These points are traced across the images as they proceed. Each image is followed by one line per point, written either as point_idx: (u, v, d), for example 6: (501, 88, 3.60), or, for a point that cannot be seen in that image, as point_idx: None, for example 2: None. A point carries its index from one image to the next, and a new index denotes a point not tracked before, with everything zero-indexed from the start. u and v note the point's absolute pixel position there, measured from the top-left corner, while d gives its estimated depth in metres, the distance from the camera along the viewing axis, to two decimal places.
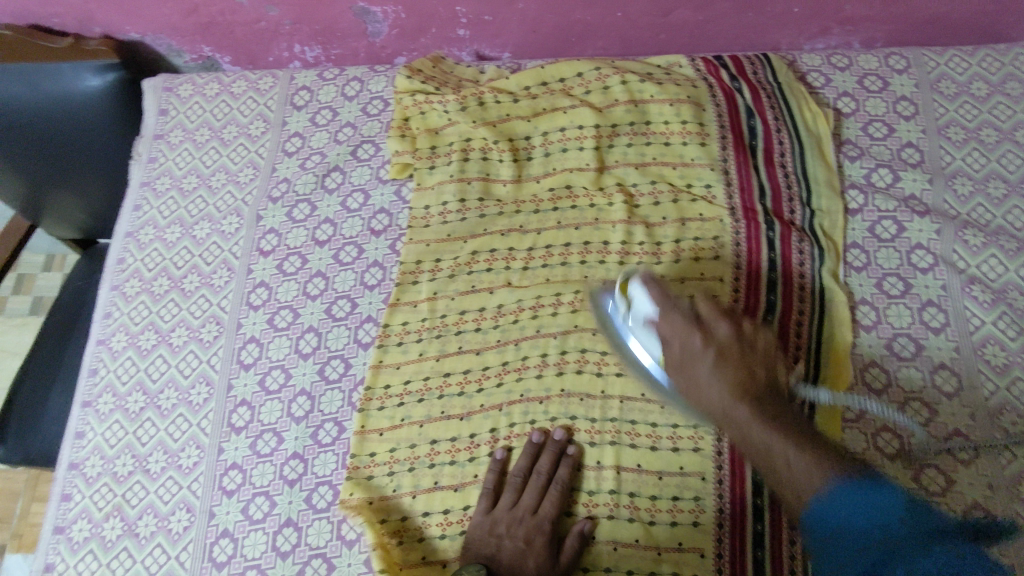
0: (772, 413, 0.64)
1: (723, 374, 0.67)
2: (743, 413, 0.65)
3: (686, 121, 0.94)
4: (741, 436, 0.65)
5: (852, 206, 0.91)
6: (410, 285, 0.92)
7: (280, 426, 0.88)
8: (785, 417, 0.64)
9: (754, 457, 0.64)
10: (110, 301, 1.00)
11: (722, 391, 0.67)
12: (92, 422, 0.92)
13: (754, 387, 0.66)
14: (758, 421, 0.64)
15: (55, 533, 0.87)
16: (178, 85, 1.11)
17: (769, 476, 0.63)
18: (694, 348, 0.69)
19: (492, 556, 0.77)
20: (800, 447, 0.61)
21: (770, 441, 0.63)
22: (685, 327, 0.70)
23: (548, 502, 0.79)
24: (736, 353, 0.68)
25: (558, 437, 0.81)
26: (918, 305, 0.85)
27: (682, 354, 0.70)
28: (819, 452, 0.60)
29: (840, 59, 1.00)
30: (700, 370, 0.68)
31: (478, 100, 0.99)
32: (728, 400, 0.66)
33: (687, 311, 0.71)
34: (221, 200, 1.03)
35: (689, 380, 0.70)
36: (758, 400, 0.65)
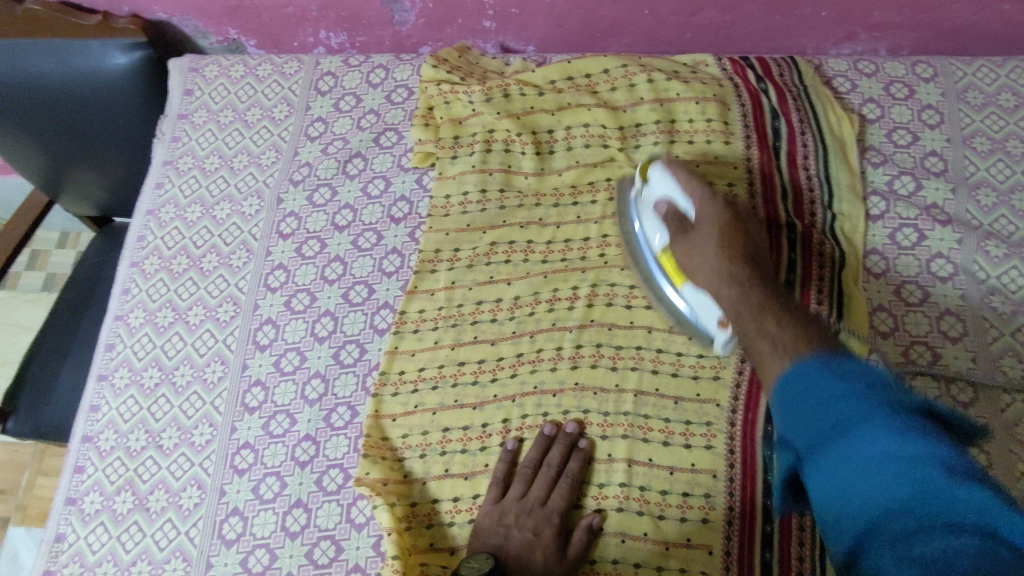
0: (764, 282, 0.72)
1: (724, 246, 0.75)
2: (742, 283, 0.72)
3: (711, 120, 0.93)
4: (736, 304, 0.71)
5: (874, 212, 0.91)
6: (428, 273, 0.92)
7: (294, 408, 0.89)
8: (775, 290, 0.71)
9: (741, 328, 0.70)
10: (129, 277, 1.00)
11: (719, 259, 0.74)
12: (107, 396, 0.93)
13: (747, 259, 0.74)
14: (756, 295, 0.70)
15: (66, 504, 0.88)
16: (204, 66, 1.11)
17: (751, 342, 0.68)
18: (709, 220, 0.77)
19: (501, 546, 0.77)
20: (784, 315, 0.67)
21: (757, 303, 0.69)
22: (703, 204, 0.78)
23: (558, 494, 0.79)
24: (739, 232, 0.76)
25: (570, 430, 0.82)
26: (936, 313, 0.85)
27: (701, 228, 0.77)
28: (805, 325, 0.66)
29: (867, 65, 1.00)
30: (708, 241, 0.76)
31: (504, 92, 0.99)
32: (728, 270, 0.73)
33: (714, 193, 0.78)
34: (242, 181, 1.04)
35: (696, 252, 0.76)
36: (760, 279, 0.72)
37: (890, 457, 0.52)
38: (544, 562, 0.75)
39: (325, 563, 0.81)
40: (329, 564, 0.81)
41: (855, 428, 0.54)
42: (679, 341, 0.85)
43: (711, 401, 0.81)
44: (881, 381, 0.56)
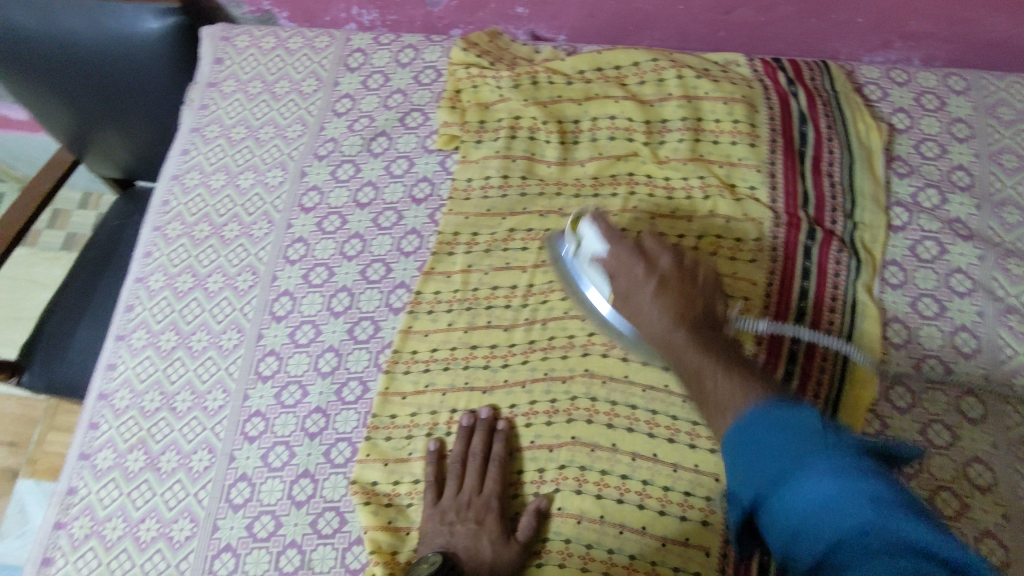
0: (695, 329, 0.71)
1: (659, 298, 0.73)
2: (677, 325, 0.71)
3: (738, 121, 0.93)
4: (676, 359, 0.70)
5: (896, 223, 0.90)
6: (445, 256, 0.93)
7: (306, 379, 0.90)
8: (710, 334, 0.70)
9: (686, 377, 0.69)
10: (151, 241, 1.02)
11: (656, 318, 0.72)
12: (124, 355, 0.95)
13: (684, 306, 0.72)
14: (693, 341, 0.69)
15: (80, 458, 0.90)
16: (236, 36, 1.12)
17: (701, 402, 0.67)
18: (641, 282, 0.75)
19: (448, 544, 0.78)
20: (723, 365, 0.66)
21: (694, 351, 0.68)
22: (633, 262, 0.76)
23: (492, 478, 0.81)
24: (676, 287, 0.74)
25: (484, 416, 0.84)
26: (951, 328, 0.85)
27: (632, 289, 0.75)
28: (749, 381, 0.64)
29: (900, 74, 0.99)
30: (643, 299, 0.74)
31: (532, 79, 0.99)
32: (659, 328, 0.72)
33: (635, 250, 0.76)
34: (267, 152, 1.04)
35: (636, 313, 0.75)
36: (692, 324, 0.71)
37: (839, 492, 0.52)
38: (493, 548, 0.77)
39: (329, 534, 0.82)
40: (333, 535, 0.82)
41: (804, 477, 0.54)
42: None
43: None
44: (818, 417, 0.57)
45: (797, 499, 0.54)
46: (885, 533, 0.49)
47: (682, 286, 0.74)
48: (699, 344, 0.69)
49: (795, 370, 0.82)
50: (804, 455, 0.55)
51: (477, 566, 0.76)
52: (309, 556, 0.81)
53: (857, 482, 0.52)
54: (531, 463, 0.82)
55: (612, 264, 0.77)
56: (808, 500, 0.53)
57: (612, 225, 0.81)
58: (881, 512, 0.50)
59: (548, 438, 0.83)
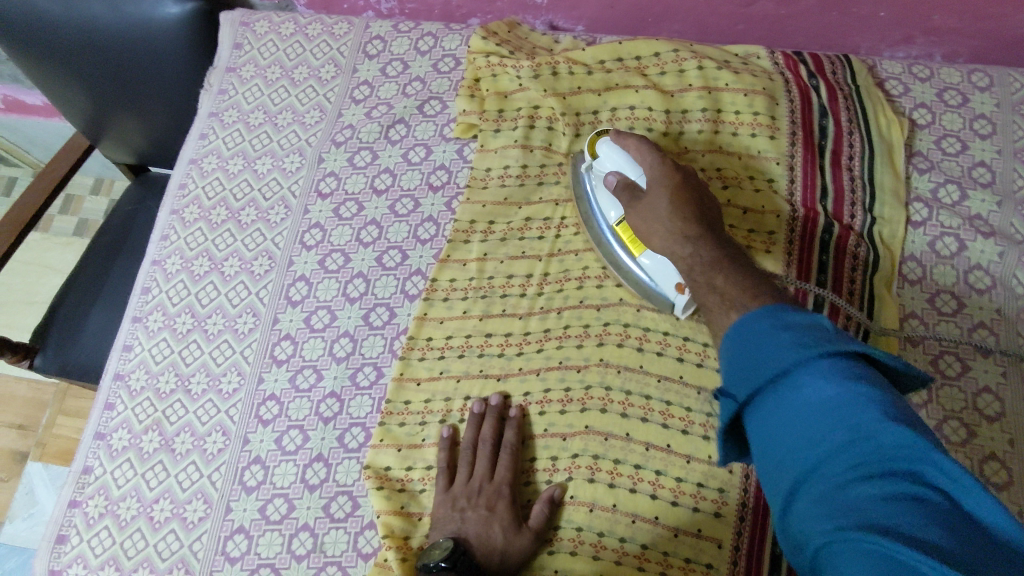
0: (707, 233, 0.72)
1: (677, 201, 0.74)
2: (691, 232, 0.73)
3: (758, 113, 0.92)
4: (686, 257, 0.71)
5: (915, 219, 0.90)
6: (462, 243, 0.93)
7: (321, 364, 0.90)
8: (721, 240, 0.72)
9: (692, 275, 0.70)
10: (168, 224, 1.02)
11: (670, 224, 0.74)
12: (141, 337, 0.95)
13: (699, 217, 0.74)
14: (702, 247, 0.71)
15: (95, 438, 0.91)
16: (255, 21, 1.12)
17: (705, 295, 0.67)
18: (659, 191, 0.76)
19: (458, 530, 0.77)
20: (728, 273, 0.67)
21: (701, 257, 0.70)
22: (653, 173, 0.78)
23: (503, 465, 0.81)
24: (692, 197, 0.75)
25: (495, 403, 0.84)
26: (969, 325, 0.84)
27: (650, 197, 0.77)
28: (753, 280, 0.65)
29: (922, 69, 0.98)
30: (660, 203, 0.75)
31: (552, 70, 0.99)
32: (673, 229, 0.73)
33: (662, 158, 0.79)
34: (285, 138, 1.04)
35: (650, 217, 0.75)
36: (706, 228, 0.73)
37: (838, 401, 0.48)
38: (504, 535, 0.76)
39: (341, 518, 0.82)
40: (345, 520, 0.82)
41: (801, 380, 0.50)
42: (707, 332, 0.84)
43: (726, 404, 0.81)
44: (826, 322, 0.54)
45: (793, 397, 0.50)
46: (879, 450, 0.45)
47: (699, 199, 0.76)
48: (708, 249, 0.71)
49: None
50: (809, 355, 0.51)
51: (488, 553, 0.76)
52: (321, 539, 0.82)
53: (858, 390, 0.48)
54: (544, 452, 0.82)
55: (637, 171, 0.79)
56: (806, 401, 0.49)
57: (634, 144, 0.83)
58: (884, 424, 0.46)
59: (562, 427, 0.82)
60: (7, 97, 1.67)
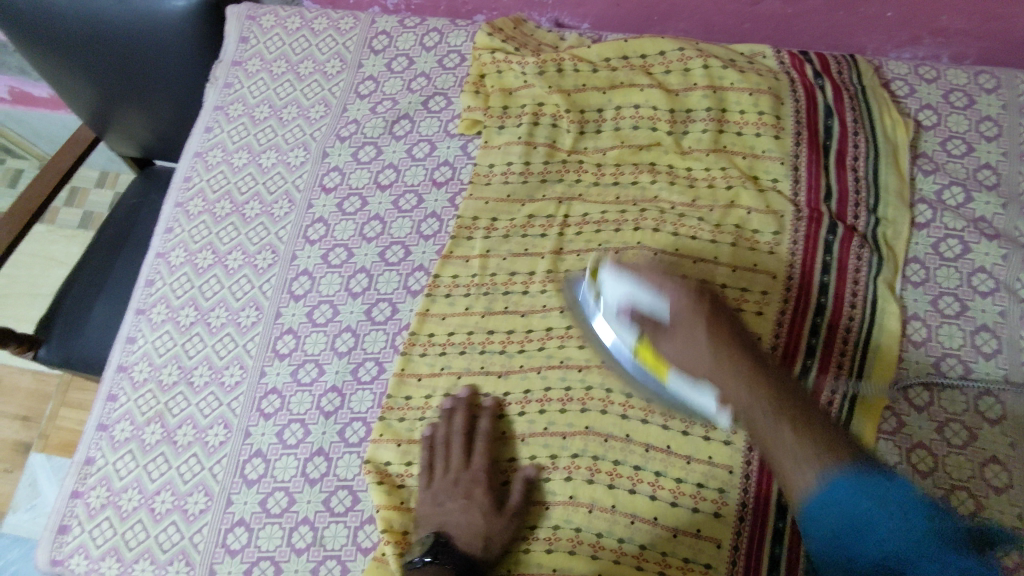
0: (756, 364, 0.67)
1: (715, 324, 0.69)
2: (741, 366, 0.66)
3: (763, 112, 0.92)
4: (740, 397, 0.66)
5: (919, 220, 0.90)
6: (464, 240, 0.93)
7: (323, 358, 0.90)
8: (770, 368, 0.67)
9: (756, 430, 0.66)
10: (173, 217, 1.02)
11: (714, 355, 0.67)
12: (144, 329, 0.95)
13: (740, 345, 0.68)
14: (758, 387, 0.65)
15: (98, 429, 0.91)
16: (261, 15, 1.13)
17: (784, 460, 0.62)
18: (687, 319, 0.70)
19: (441, 522, 0.79)
20: (796, 420, 0.63)
21: (760, 400, 0.65)
22: (672, 296, 0.71)
23: (477, 453, 0.82)
24: (722, 318, 0.70)
25: (462, 394, 0.85)
26: (972, 328, 0.84)
27: (680, 327, 0.70)
28: (821, 428, 0.63)
29: (928, 70, 0.98)
30: (698, 333, 0.68)
31: (557, 67, 0.99)
32: (721, 362, 0.67)
33: (677, 279, 0.73)
34: (290, 132, 1.05)
35: (689, 350, 0.69)
36: (751, 357, 0.67)
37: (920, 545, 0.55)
38: (485, 521, 0.78)
39: (341, 512, 0.83)
40: (345, 514, 0.83)
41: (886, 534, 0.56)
42: None
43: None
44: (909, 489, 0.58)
45: (882, 544, 0.56)
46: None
47: (729, 320, 0.70)
48: (764, 389, 0.65)
49: (812, 365, 0.83)
50: (890, 510, 0.56)
51: (472, 540, 0.78)
52: (321, 533, 0.82)
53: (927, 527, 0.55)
54: (543, 450, 0.82)
55: (655, 298, 0.72)
56: (890, 550, 0.55)
57: (631, 265, 0.77)
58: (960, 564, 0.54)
59: (562, 426, 0.82)
60: (13, 89, 1.67)
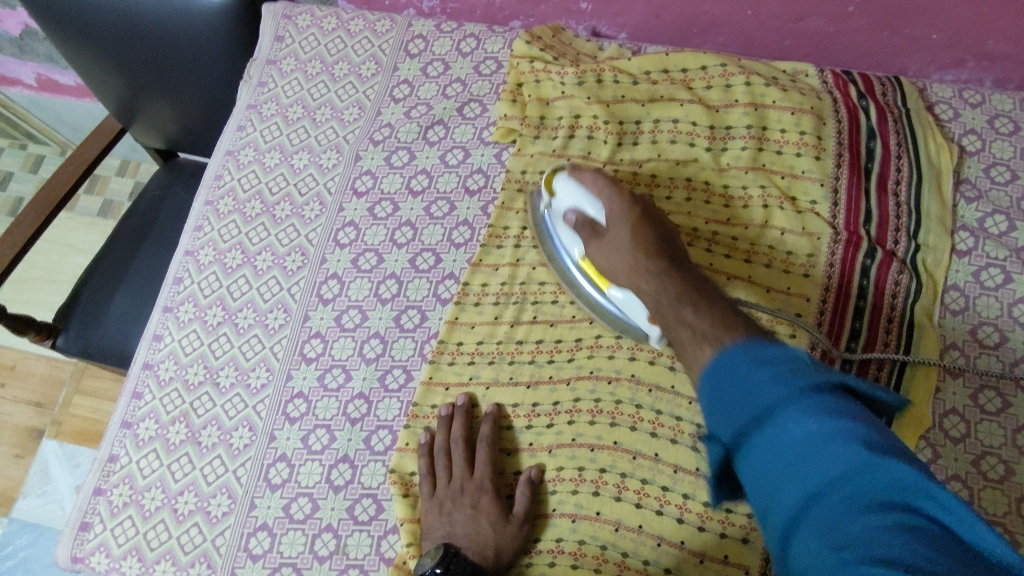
0: (672, 262, 0.70)
1: (636, 234, 0.73)
2: (659, 253, 0.70)
3: (805, 132, 0.91)
4: (649, 282, 0.68)
5: (960, 247, 0.88)
6: (495, 248, 0.92)
7: (350, 364, 0.90)
8: (687, 272, 0.69)
9: (661, 314, 0.66)
10: (202, 215, 1.02)
11: (633, 250, 0.72)
12: (171, 327, 0.95)
13: (663, 249, 0.71)
14: (667, 269, 0.68)
15: (122, 427, 0.91)
16: (298, 15, 1.12)
17: (671, 328, 0.63)
18: (618, 223, 0.75)
19: (449, 534, 0.77)
20: (693, 288, 0.65)
21: (671, 275, 0.67)
22: (610, 200, 0.77)
23: (481, 460, 0.81)
24: (654, 227, 0.74)
25: (461, 402, 0.84)
26: (1012, 359, 0.82)
27: (610, 228, 0.76)
28: (721, 310, 0.61)
29: (973, 95, 0.96)
30: (619, 228, 0.75)
31: (597, 78, 0.98)
32: (639, 262, 0.71)
33: (618, 191, 0.78)
34: (323, 134, 1.04)
35: (612, 248, 0.74)
36: (665, 252, 0.71)
37: (827, 433, 0.46)
38: (494, 528, 0.77)
39: (365, 520, 0.82)
40: (369, 522, 0.82)
41: (780, 410, 0.48)
42: None
43: None
44: (802, 352, 0.52)
45: (803, 441, 0.47)
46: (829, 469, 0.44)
47: (661, 223, 0.75)
48: (676, 275, 0.68)
49: None
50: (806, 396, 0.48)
51: (483, 550, 0.75)
52: (344, 541, 0.81)
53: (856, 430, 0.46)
54: (570, 462, 0.81)
55: (594, 206, 0.78)
56: None
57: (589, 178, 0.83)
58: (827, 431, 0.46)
59: (590, 438, 0.81)
60: (40, 75, 1.67)
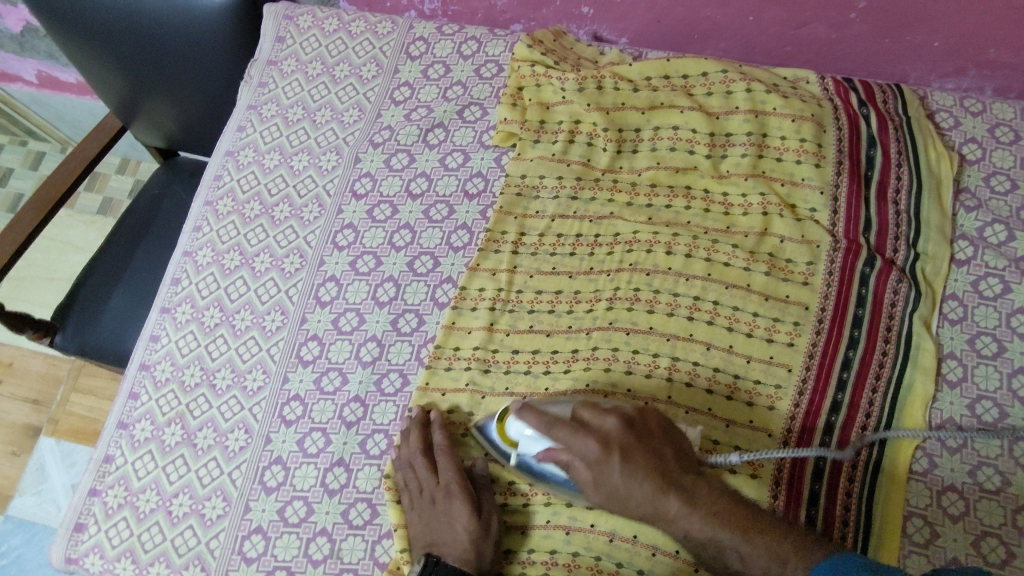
0: (686, 487, 0.69)
1: (642, 475, 0.69)
2: (671, 492, 0.68)
3: (805, 140, 0.91)
4: (677, 527, 0.68)
5: (959, 256, 0.88)
6: (493, 253, 0.92)
7: (347, 367, 0.89)
8: (698, 490, 0.69)
9: (705, 551, 0.68)
10: (201, 216, 1.01)
11: (646, 496, 0.69)
12: (167, 327, 0.95)
13: (668, 476, 0.69)
14: (687, 509, 0.67)
15: (118, 428, 0.91)
16: (299, 16, 1.12)
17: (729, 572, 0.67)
18: (609, 471, 0.69)
19: (431, 541, 0.78)
20: (723, 516, 0.67)
21: (693, 514, 0.67)
22: (584, 450, 0.71)
23: (444, 465, 0.80)
24: (644, 454, 0.70)
25: (415, 415, 0.83)
26: (1010, 370, 0.82)
27: (602, 475, 0.70)
28: (761, 536, 0.66)
29: (974, 103, 0.96)
30: (613, 476, 0.69)
31: (597, 84, 0.98)
32: (664, 508, 0.68)
33: (586, 431, 0.71)
34: (322, 135, 1.04)
35: (619, 494, 0.69)
36: (674, 485, 0.69)
37: None
38: (468, 530, 0.76)
39: (360, 525, 0.82)
40: (364, 527, 0.82)
41: None
42: (739, 362, 0.83)
43: (761, 430, 0.81)
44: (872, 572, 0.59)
45: None
46: None
47: (646, 439, 0.72)
48: (699, 510, 0.67)
49: (842, 401, 0.81)
50: None
51: (463, 552, 0.75)
52: (339, 545, 0.81)
53: None
54: None
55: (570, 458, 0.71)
56: None
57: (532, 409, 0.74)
58: None
59: None
60: (41, 73, 1.67)
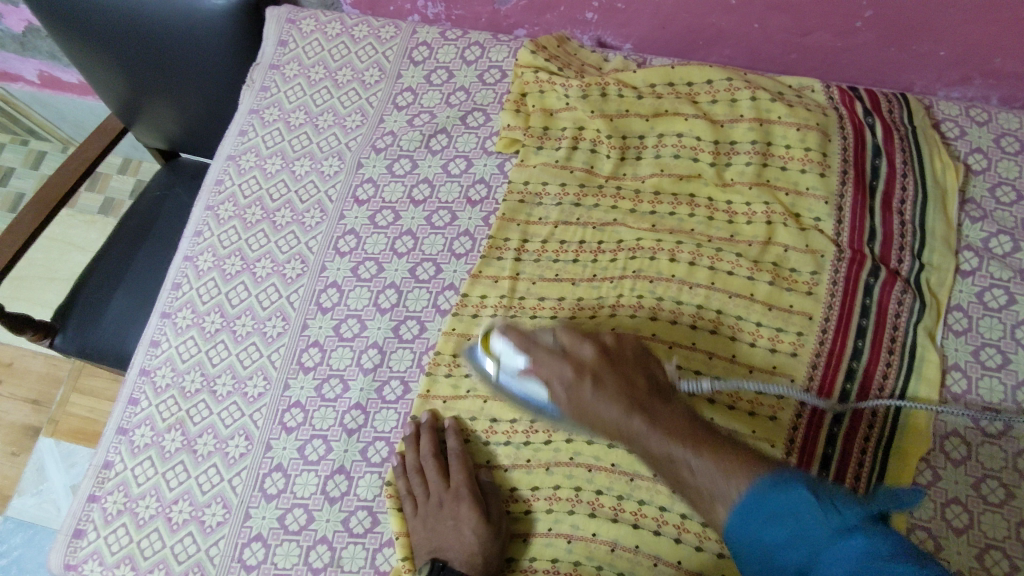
0: (655, 409, 0.68)
1: (611, 402, 0.68)
2: (640, 417, 0.67)
3: (810, 148, 0.90)
4: (641, 446, 0.67)
5: (965, 267, 0.87)
6: (495, 260, 0.92)
7: (348, 374, 0.89)
8: (667, 414, 0.68)
9: (668, 473, 0.67)
10: (202, 220, 1.01)
11: (615, 420, 0.68)
12: (168, 332, 0.95)
13: (638, 401, 0.68)
14: (654, 429, 0.67)
15: (118, 433, 0.90)
16: (302, 19, 1.12)
17: (690, 495, 0.66)
18: (581, 394, 0.69)
19: (436, 548, 0.78)
20: (690, 439, 0.66)
21: (660, 436, 0.66)
22: (557, 371, 0.70)
23: (455, 470, 0.81)
24: (616, 378, 0.69)
25: (425, 421, 0.84)
26: (1014, 382, 0.81)
27: (574, 399, 0.69)
28: (725, 457, 0.64)
29: (980, 113, 0.95)
30: (584, 399, 0.69)
31: (601, 91, 0.98)
32: (632, 432, 0.67)
33: (562, 354, 0.70)
34: (325, 140, 1.03)
35: (590, 416, 0.69)
36: (643, 406, 0.68)
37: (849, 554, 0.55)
38: (477, 536, 0.76)
39: (360, 533, 0.81)
40: (364, 535, 0.81)
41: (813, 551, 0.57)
42: (742, 372, 0.83)
43: (765, 440, 0.80)
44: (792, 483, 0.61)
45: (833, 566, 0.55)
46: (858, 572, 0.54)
47: (620, 364, 0.71)
48: (666, 433, 0.67)
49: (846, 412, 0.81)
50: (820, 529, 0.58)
51: (471, 559, 0.75)
52: (339, 553, 0.80)
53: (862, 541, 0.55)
54: (568, 481, 0.80)
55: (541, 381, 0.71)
56: None
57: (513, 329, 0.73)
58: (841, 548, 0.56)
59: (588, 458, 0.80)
60: (43, 73, 1.67)
